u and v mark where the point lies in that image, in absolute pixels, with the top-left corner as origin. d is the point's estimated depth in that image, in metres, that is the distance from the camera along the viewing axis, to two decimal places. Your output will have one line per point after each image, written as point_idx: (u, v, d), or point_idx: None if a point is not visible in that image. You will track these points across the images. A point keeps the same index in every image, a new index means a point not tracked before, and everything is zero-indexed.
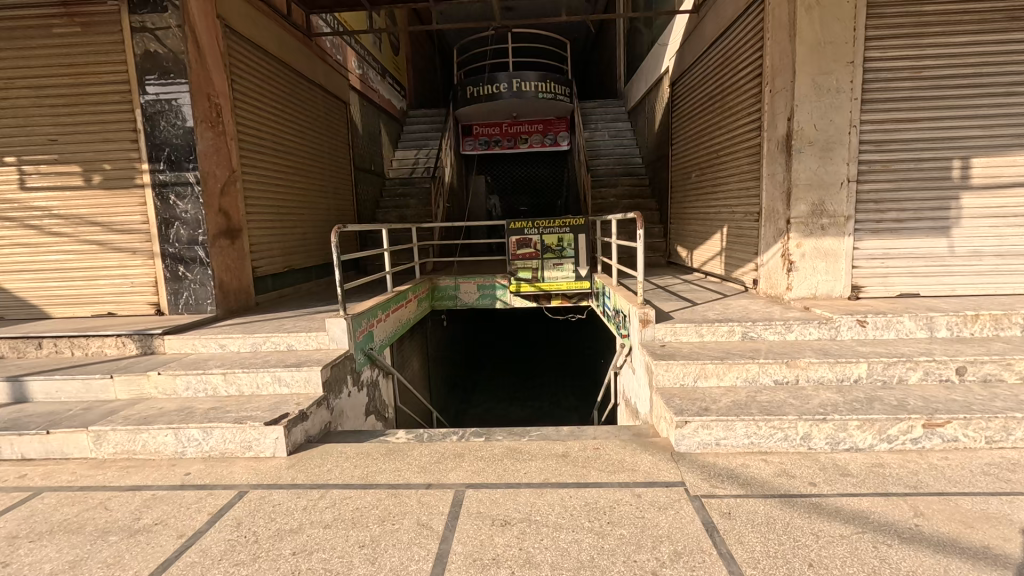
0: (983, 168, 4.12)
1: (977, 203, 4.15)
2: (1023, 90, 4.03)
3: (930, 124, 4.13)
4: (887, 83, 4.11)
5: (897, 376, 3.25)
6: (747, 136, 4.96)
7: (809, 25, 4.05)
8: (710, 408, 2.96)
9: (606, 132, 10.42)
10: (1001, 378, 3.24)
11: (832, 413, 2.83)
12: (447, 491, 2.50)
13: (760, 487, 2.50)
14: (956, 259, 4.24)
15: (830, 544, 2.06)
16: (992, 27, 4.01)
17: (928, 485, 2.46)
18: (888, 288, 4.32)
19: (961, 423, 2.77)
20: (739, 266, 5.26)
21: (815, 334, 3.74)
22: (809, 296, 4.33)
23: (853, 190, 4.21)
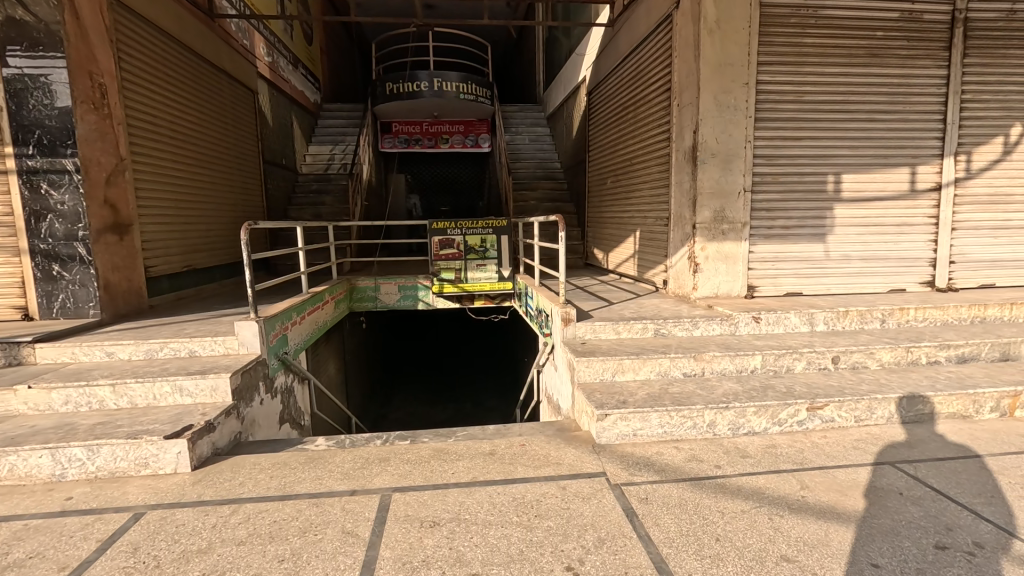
0: (851, 182, 4.73)
1: (847, 214, 4.76)
2: (881, 118, 4.69)
3: (810, 143, 4.67)
4: (775, 104, 4.59)
5: (786, 366, 3.64)
6: (658, 146, 5.29)
7: (712, 47, 4.40)
8: (628, 401, 3.14)
9: (526, 136, 10.64)
10: (867, 365, 3.73)
11: (733, 402, 3.10)
12: (373, 496, 2.44)
13: (672, 472, 2.69)
14: (830, 262, 4.82)
15: (733, 519, 2.27)
16: (857, 61, 4.62)
17: (811, 461, 2.79)
18: (777, 288, 4.82)
19: (836, 405, 3.16)
20: (651, 267, 5.62)
21: (717, 330, 4.09)
22: (712, 295, 4.72)
23: (748, 199, 4.64)
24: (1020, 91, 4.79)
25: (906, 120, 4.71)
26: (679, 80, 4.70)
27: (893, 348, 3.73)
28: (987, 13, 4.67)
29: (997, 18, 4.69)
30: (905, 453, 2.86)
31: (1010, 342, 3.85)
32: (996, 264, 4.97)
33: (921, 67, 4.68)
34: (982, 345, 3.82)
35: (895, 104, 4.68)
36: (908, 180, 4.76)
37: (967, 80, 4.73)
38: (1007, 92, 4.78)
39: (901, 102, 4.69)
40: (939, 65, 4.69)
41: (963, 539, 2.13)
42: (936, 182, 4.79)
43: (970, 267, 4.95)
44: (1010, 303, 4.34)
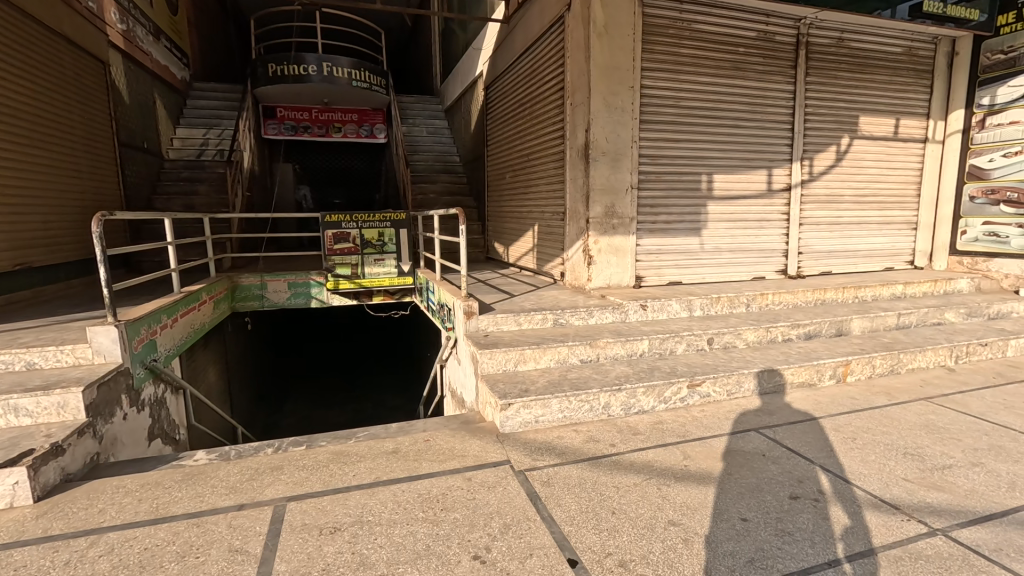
0: (721, 182, 5.28)
1: (718, 210, 5.30)
2: (743, 125, 5.28)
3: (687, 145, 5.12)
4: (656, 108, 4.97)
5: (670, 349, 3.98)
6: (553, 143, 5.48)
7: (600, 50, 4.64)
8: (529, 389, 3.23)
9: (423, 128, 10.44)
10: (735, 345, 4.20)
11: (625, 384, 3.33)
12: (265, 508, 2.26)
13: (572, 454, 2.83)
14: (705, 253, 5.35)
15: (627, 492, 2.44)
16: (724, 73, 5.15)
17: (692, 433, 3.09)
18: (661, 278, 5.24)
19: (712, 382, 3.52)
20: (549, 261, 5.82)
21: (610, 318, 4.35)
22: (605, 285, 5.02)
23: (635, 195, 4.98)
24: (848, 108, 5.65)
25: (764, 128, 5.35)
26: (572, 80, 4.90)
27: (756, 329, 4.24)
28: (823, 39, 5.45)
29: (830, 44, 5.49)
30: (767, 420, 3.28)
31: (843, 320, 4.55)
32: (833, 255, 5.84)
33: (775, 82, 5.34)
34: (823, 324, 4.47)
35: (755, 113, 5.30)
36: (766, 181, 5.42)
37: (809, 95, 5.48)
38: (838, 108, 5.61)
39: (759, 112, 5.32)
40: (788, 81, 5.38)
41: (811, 489, 2.48)
42: (787, 184, 5.51)
43: (814, 257, 5.76)
44: (844, 287, 5.12)
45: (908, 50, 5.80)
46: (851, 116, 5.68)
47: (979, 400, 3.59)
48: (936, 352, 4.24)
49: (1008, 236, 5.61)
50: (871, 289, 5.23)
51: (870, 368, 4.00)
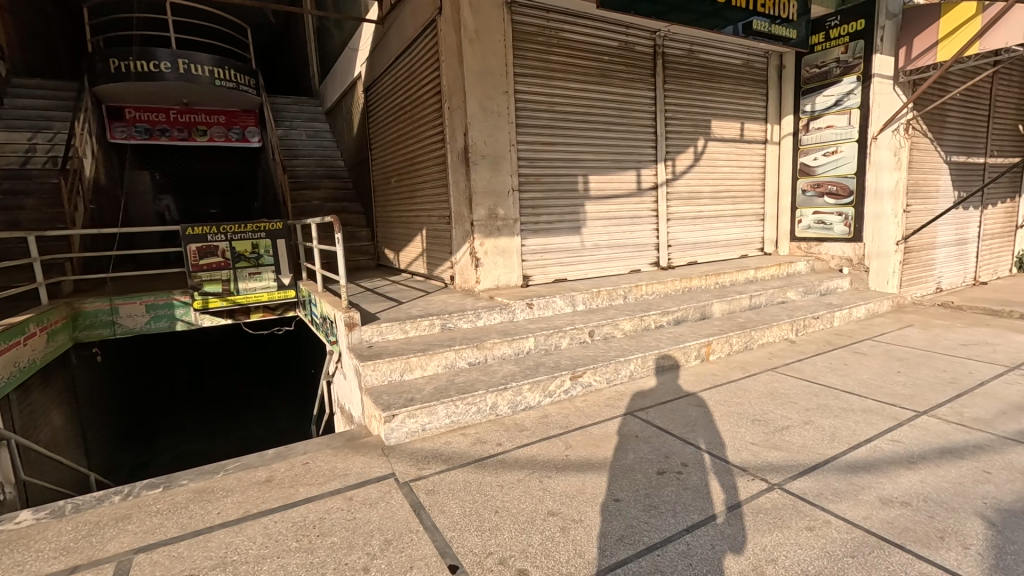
0: (595, 183, 5.60)
1: (595, 210, 5.62)
2: (613, 128, 5.65)
3: (562, 148, 5.36)
4: (531, 113, 5.14)
5: (554, 344, 4.14)
6: (435, 147, 5.45)
7: (473, 54, 4.69)
8: (415, 398, 3.18)
9: (302, 131, 9.88)
10: (614, 335, 4.47)
11: (511, 382, 3.40)
12: (106, 566, 2.00)
13: (459, 458, 2.84)
14: (586, 250, 5.64)
15: (510, 489, 2.50)
16: (592, 79, 5.47)
17: (574, 423, 3.24)
18: (547, 276, 5.44)
19: (592, 372, 3.72)
20: (439, 264, 5.79)
21: (497, 319, 4.43)
22: (493, 286, 5.09)
23: (517, 197, 5.10)
24: (701, 113, 6.27)
25: (631, 131, 5.76)
26: (448, 83, 4.90)
27: (631, 318, 4.55)
28: (676, 50, 5.99)
29: (683, 54, 6.05)
30: (642, 403, 3.53)
31: (706, 305, 5.05)
32: (697, 246, 6.45)
33: (638, 89, 5.77)
34: (689, 309, 4.92)
35: (622, 118, 5.69)
36: (635, 181, 5.84)
37: (668, 101, 6.00)
38: (693, 113, 6.21)
39: (626, 117, 5.72)
40: (649, 88, 5.84)
41: (675, 462, 2.72)
42: (654, 183, 5.99)
43: (681, 248, 6.32)
44: (706, 275, 5.68)
45: (747, 63, 6.59)
46: (705, 120, 6.31)
47: (812, 366, 4.18)
48: (780, 327, 4.86)
49: (833, 223, 6.49)
50: (728, 275, 5.86)
51: (727, 347, 4.47)
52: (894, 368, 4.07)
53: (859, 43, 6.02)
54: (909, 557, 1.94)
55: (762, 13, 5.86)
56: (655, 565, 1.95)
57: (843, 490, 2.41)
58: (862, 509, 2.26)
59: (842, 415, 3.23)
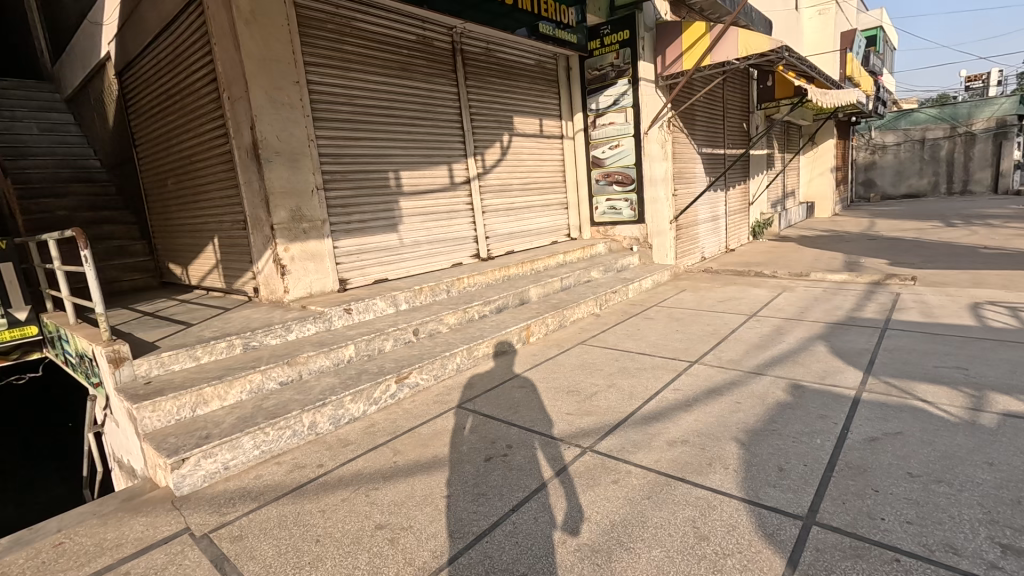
0: (407, 178, 5.50)
1: (410, 206, 5.53)
2: (420, 123, 5.61)
3: (368, 143, 5.14)
4: (329, 106, 4.80)
5: (377, 348, 3.96)
6: (217, 142, 4.73)
7: (251, 38, 4.17)
8: (212, 434, 2.73)
9: (31, 122, 7.78)
10: (439, 330, 4.46)
11: (329, 396, 3.14)
12: None
13: (272, 492, 2.53)
14: (405, 248, 5.52)
15: (333, 513, 2.31)
16: (392, 72, 5.32)
17: (402, 427, 3.15)
18: (366, 277, 5.18)
19: (418, 372, 3.65)
20: (239, 276, 5.10)
21: (312, 330, 4.06)
22: (305, 294, 4.66)
23: (322, 196, 4.73)
24: (503, 109, 6.60)
25: (437, 127, 5.79)
26: (224, 70, 4.27)
27: (455, 312, 4.59)
28: (473, 47, 6.17)
29: (480, 52, 6.26)
30: (469, 393, 3.58)
31: (523, 291, 5.35)
32: (513, 236, 6.81)
33: (440, 84, 5.80)
34: (508, 297, 5.16)
35: (428, 113, 5.67)
36: (448, 176, 5.91)
37: (471, 97, 6.18)
38: (496, 110, 6.49)
39: (431, 112, 5.72)
40: (451, 83, 5.92)
41: (501, 446, 2.82)
42: (466, 177, 6.12)
43: (499, 239, 6.60)
44: (522, 262, 6.02)
45: (538, 63, 7.10)
46: (507, 116, 6.65)
47: (614, 335, 4.73)
48: (586, 304, 5.40)
49: (622, 209, 7.39)
50: (541, 261, 6.31)
51: (544, 328, 4.81)
52: (674, 328, 4.82)
53: (626, 51, 6.90)
54: (688, 487, 2.31)
55: (547, 17, 6.35)
56: (484, 553, 1.98)
57: (639, 441, 2.76)
58: (654, 454, 2.62)
59: (637, 374, 3.72)
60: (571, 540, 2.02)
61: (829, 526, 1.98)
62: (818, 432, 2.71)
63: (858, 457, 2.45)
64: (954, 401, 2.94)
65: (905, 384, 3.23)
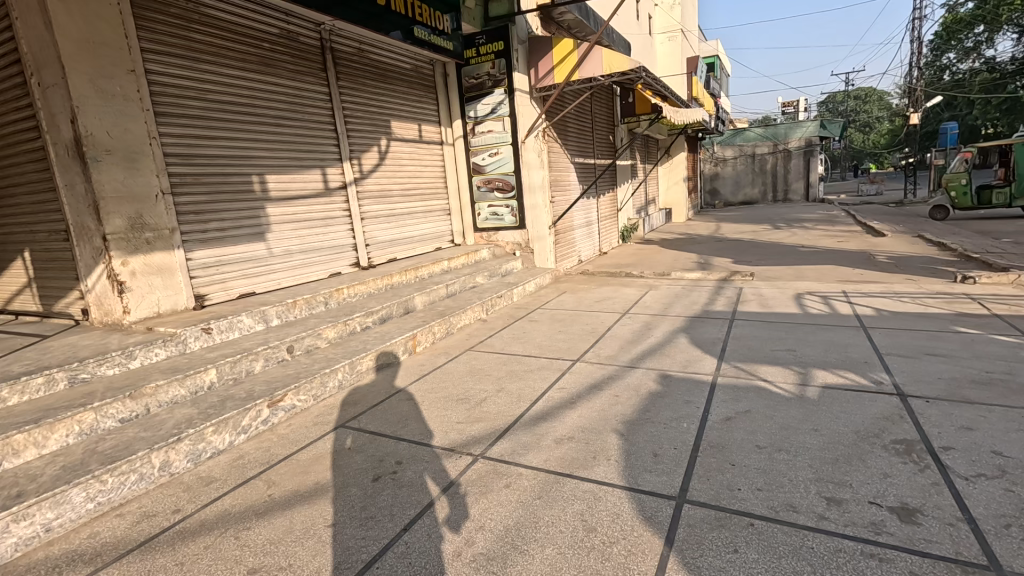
0: (274, 182, 5.07)
1: (277, 212, 5.10)
2: (287, 123, 5.20)
3: (225, 143, 4.63)
4: (174, 100, 4.24)
5: (245, 370, 3.56)
6: (25, 136, 3.92)
7: (68, 15, 3.50)
8: (26, 491, 2.24)
9: None
10: (318, 346, 4.15)
11: (186, 430, 2.74)
12: None
13: (114, 550, 2.15)
14: (274, 258, 5.08)
15: (195, 564, 2.02)
16: (251, 66, 4.86)
17: (277, 455, 2.87)
18: (228, 293, 4.66)
19: (294, 393, 3.35)
20: (62, 296, 4.28)
21: (161, 355, 3.53)
22: (152, 314, 4.04)
23: (170, 202, 4.16)
24: (380, 112, 6.38)
25: (307, 128, 5.41)
26: (31, 51, 3.54)
27: (334, 325, 4.31)
28: (344, 46, 5.87)
29: (352, 52, 5.99)
30: (353, 411, 3.38)
31: (407, 299, 5.21)
32: (395, 243, 6.60)
33: (308, 83, 5.43)
34: (391, 306, 4.97)
35: (295, 113, 5.28)
36: (321, 180, 5.56)
37: (343, 98, 5.87)
38: (371, 113, 6.26)
39: (299, 112, 5.33)
40: (321, 83, 5.58)
41: (390, 463, 2.70)
42: (342, 182, 5.81)
43: (380, 247, 6.36)
44: (405, 270, 5.86)
45: (415, 68, 6.99)
46: (384, 120, 6.44)
47: (501, 340, 4.80)
48: (472, 310, 5.42)
49: (503, 214, 7.55)
50: (425, 268, 6.19)
51: (430, 336, 4.72)
52: (557, 329, 5.03)
53: (502, 61, 7.07)
54: (576, 482, 2.41)
55: (422, 22, 6.24)
56: None
57: (528, 442, 2.81)
58: (542, 453, 2.69)
59: (524, 376, 3.81)
60: (465, 551, 1.99)
61: (697, 502, 2.19)
62: (684, 416, 3.00)
63: (717, 436, 2.74)
64: (787, 379, 3.45)
65: (750, 367, 3.71)
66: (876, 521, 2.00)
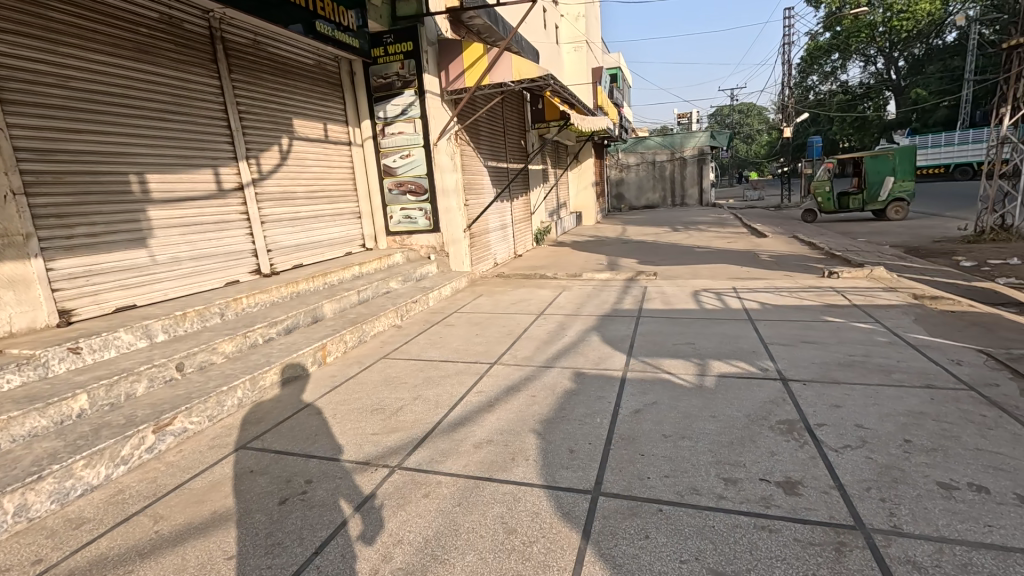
0: (157, 182, 4.57)
1: (161, 216, 4.60)
2: (171, 118, 4.71)
3: (94, 137, 4.10)
4: (27, 87, 3.67)
5: (124, 393, 3.17)
6: None
7: None
8: None
9: None
10: (213, 362, 3.79)
11: (49, 466, 2.38)
12: None
13: None
14: (159, 267, 4.57)
15: None
16: (126, 53, 4.35)
17: (166, 486, 2.58)
18: (101, 307, 4.12)
19: (185, 415, 3.04)
20: None
21: (15, 382, 3.03)
22: (2, 335, 3.46)
23: (24, 204, 3.60)
24: (280, 110, 6.00)
25: (196, 123, 4.95)
26: None
27: (232, 338, 3.96)
28: (238, 37, 5.44)
29: (247, 44, 5.57)
30: (255, 430, 3.13)
31: (315, 307, 4.93)
32: (300, 248, 6.23)
33: (196, 74, 4.96)
34: (297, 315, 4.68)
35: (181, 106, 4.81)
36: (214, 180, 5.11)
37: (238, 93, 5.44)
38: (271, 110, 5.86)
39: (186, 106, 4.86)
40: (211, 75, 5.13)
41: (299, 483, 2.53)
42: (238, 183, 5.38)
43: (284, 252, 5.96)
44: (312, 276, 5.55)
45: (318, 64, 6.65)
46: (285, 118, 6.06)
47: (417, 346, 4.69)
48: (386, 317, 5.25)
49: (417, 218, 7.41)
50: (334, 274, 5.90)
51: (341, 346, 4.50)
52: (474, 332, 5.02)
53: (411, 62, 6.95)
54: (495, 484, 2.41)
55: (324, 16, 5.91)
56: None
57: (447, 449, 2.77)
58: (461, 459, 2.67)
59: (441, 382, 3.75)
60: (383, 568, 1.91)
61: (611, 494, 2.28)
62: (597, 412, 3.12)
63: (628, 429, 2.88)
64: (687, 370, 3.71)
65: (655, 361, 3.94)
66: (765, 496, 2.21)
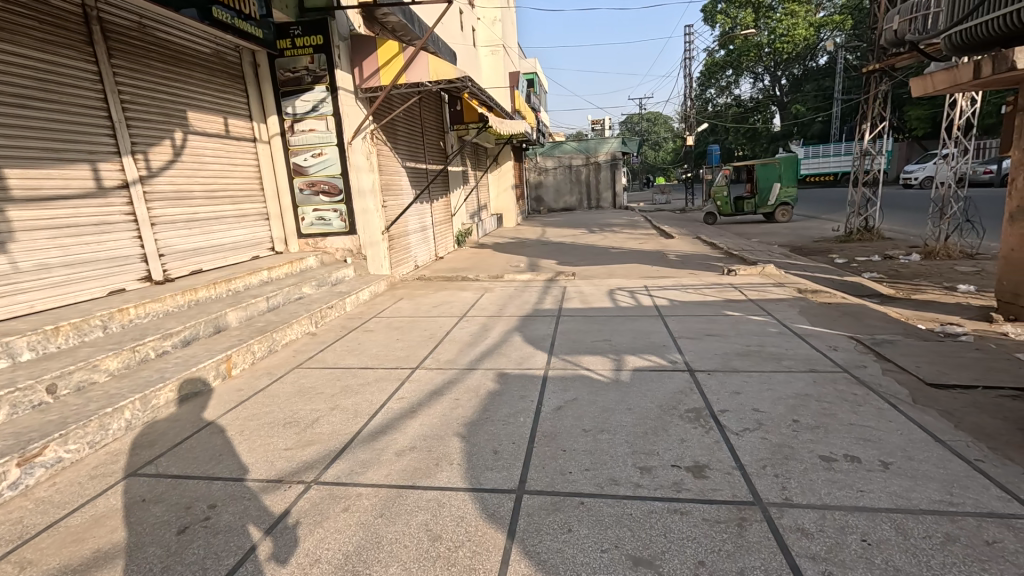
0: (18, 179, 4.00)
1: (25, 216, 4.03)
2: (36, 105, 4.14)
3: None
4: None
5: None
6: None
7: None
8: None
9: None
10: (94, 381, 3.37)
11: None
12: None
13: None
14: (23, 275, 4.00)
15: None
16: None
17: (35, 526, 2.25)
18: None
19: (58, 443, 2.67)
20: None
21: None
22: None
23: None
24: (172, 101, 5.47)
25: (68, 112, 4.38)
26: None
27: (118, 353, 3.55)
28: (119, 18, 4.89)
29: (131, 27, 5.02)
30: (147, 455, 2.83)
31: (218, 316, 4.55)
32: (199, 252, 5.72)
33: (67, 57, 4.39)
34: (197, 326, 4.29)
35: (49, 93, 4.23)
36: (92, 177, 4.56)
37: (121, 80, 4.89)
38: (160, 101, 5.33)
39: (55, 92, 4.28)
40: (86, 58, 4.56)
41: (200, 509, 2.31)
42: (122, 180, 4.83)
43: (179, 257, 5.45)
44: (214, 283, 5.12)
45: (216, 53, 6.15)
46: (178, 110, 5.54)
47: (333, 353, 4.48)
48: (299, 324, 4.97)
49: (331, 219, 7.10)
50: (240, 279, 5.49)
51: (249, 356, 4.19)
52: (395, 337, 4.89)
53: (321, 56, 6.63)
54: (419, 491, 2.36)
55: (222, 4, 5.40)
56: None
57: (367, 459, 2.67)
58: (382, 469, 2.58)
59: (360, 390, 3.61)
60: None
61: (534, 491, 2.32)
62: (520, 411, 3.16)
63: (550, 426, 2.94)
64: (605, 366, 3.86)
65: (575, 358, 4.07)
66: (676, 481, 2.35)
